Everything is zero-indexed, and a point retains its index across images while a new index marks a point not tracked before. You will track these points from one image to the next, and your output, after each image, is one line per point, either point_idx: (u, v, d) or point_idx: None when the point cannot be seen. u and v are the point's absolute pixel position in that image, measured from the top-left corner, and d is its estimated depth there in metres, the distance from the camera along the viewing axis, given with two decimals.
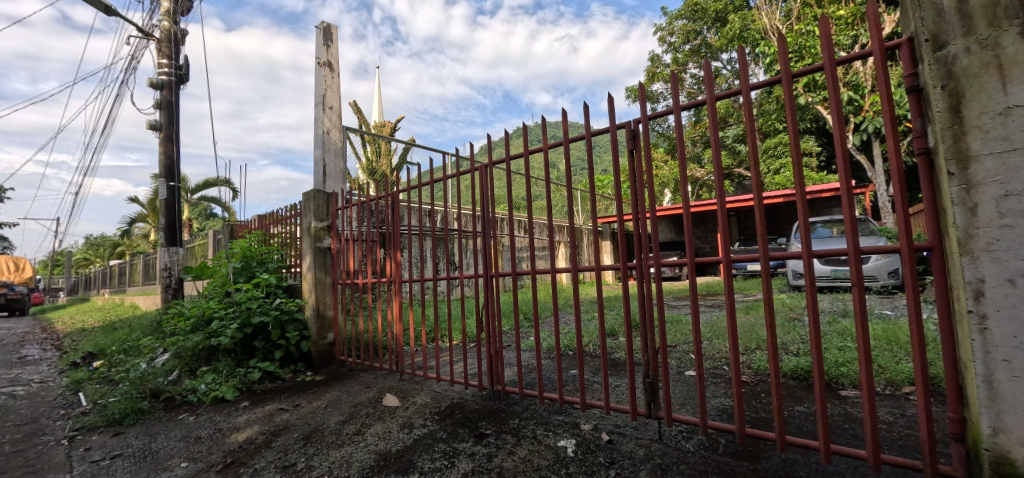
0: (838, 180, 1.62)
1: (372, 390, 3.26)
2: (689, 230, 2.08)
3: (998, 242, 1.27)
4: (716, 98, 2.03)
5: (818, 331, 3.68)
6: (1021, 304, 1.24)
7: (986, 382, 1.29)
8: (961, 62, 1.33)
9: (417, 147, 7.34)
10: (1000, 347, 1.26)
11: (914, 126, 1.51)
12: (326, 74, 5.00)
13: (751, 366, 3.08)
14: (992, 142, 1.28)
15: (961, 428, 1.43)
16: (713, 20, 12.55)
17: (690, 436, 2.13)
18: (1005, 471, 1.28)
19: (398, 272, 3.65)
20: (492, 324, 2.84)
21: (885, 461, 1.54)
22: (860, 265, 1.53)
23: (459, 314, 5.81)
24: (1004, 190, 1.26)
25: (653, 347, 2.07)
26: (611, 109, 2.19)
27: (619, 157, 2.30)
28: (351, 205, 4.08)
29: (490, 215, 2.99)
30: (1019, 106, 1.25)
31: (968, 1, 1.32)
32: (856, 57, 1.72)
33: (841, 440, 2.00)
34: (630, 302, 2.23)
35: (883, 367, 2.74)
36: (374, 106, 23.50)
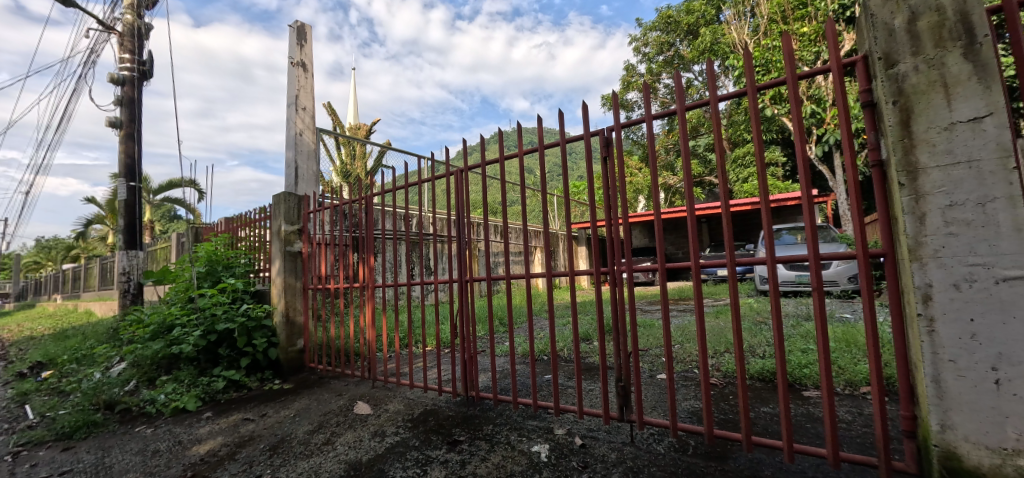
0: (800, 189, 1.68)
1: (343, 398, 3.18)
2: (661, 236, 2.12)
3: (943, 248, 1.35)
4: (686, 108, 2.09)
5: (783, 334, 3.81)
6: (965, 307, 1.32)
7: (934, 382, 1.36)
8: (911, 79, 1.41)
9: (392, 150, 7.27)
10: (947, 348, 1.34)
11: (869, 139, 1.59)
12: (300, 74, 4.90)
13: (720, 369, 3.16)
14: (938, 155, 1.37)
15: (913, 425, 1.51)
16: (685, 33, 12.94)
17: (661, 438, 2.17)
18: (953, 465, 1.35)
19: (372, 277, 3.59)
20: (467, 329, 2.82)
21: (843, 458, 1.60)
22: (820, 271, 1.59)
23: (433, 320, 5.76)
24: (949, 200, 1.35)
25: (625, 351, 2.10)
26: (586, 116, 2.23)
27: (593, 164, 2.33)
28: (323, 208, 3.99)
29: (465, 219, 2.98)
30: (962, 122, 1.34)
31: (917, 23, 1.41)
32: (816, 72, 1.80)
33: (804, 440, 2.07)
34: (603, 307, 2.25)
35: (843, 368, 2.86)
36: (349, 108, 23.12)
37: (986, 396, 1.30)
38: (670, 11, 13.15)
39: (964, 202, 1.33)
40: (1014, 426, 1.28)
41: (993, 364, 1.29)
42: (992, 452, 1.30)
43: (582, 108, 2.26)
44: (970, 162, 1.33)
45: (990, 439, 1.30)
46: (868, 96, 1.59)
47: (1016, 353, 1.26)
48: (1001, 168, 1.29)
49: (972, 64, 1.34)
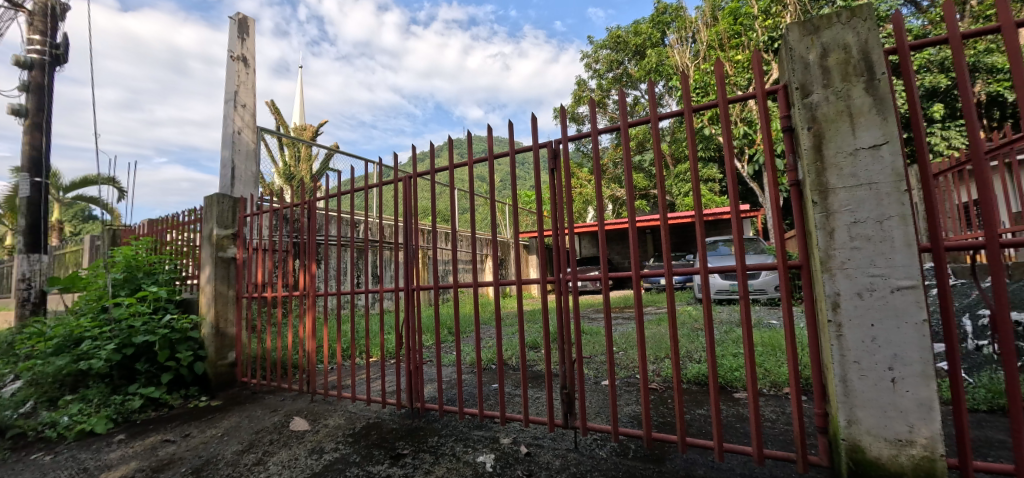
0: (729, 204, 1.81)
1: (278, 414, 3.00)
2: (605, 246, 2.19)
3: (849, 261, 1.50)
4: (629, 124, 2.18)
5: (717, 340, 4.05)
6: (866, 313, 1.47)
7: (842, 382, 1.50)
8: (822, 109, 1.56)
9: (339, 153, 7.02)
10: (852, 350, 1.49)
11: (788, 161, 1.74)
12: (240, 70, 4.63)
13: (659, 374, 3.30)
14: (845, 178, 1.52)
15: (825, 421, 1.65)
16: (633, 52, 13.57)
17: (604, 443, 2.23)
18: (858, 457, 1.49)
19: (313, 284, 3.43)
20: (412, 339, 2.76)
21: (766, 455, 1.73)
22: (746, 281, 1.71)
23: (378, 330, 5.61)
24: (853, 218, 1.50)
25: (569, 359, 2.14)
26: (534, 128, 2.29)
27: (542, 175, 2.38)
28: (262, 212, 3.78)
29: (413, 226, 2.93)
30: (863, 149, 1.50)
31: (827, 58, 1.57)
32: (744, 97, 1.95)
33: (732, 439, 2.21)
34: (549, 316, 2.29)
35: (767, 370, 3.09)
36: (294, 107, 22.10)
37: (884, 393, 1.45)
38: (619, 31, 13.75)
39: (865, 219, 1.49)
40: (906, 419, 1.43)
41: (889, 364, 1.45)
42: (889, 444, 1.45)
43: (532, 119, 2.31)
44: (870, 184, 1.49)
45: (888, 431, 1.45)
46: (787, 122, 1.75)
47: (908, 354, 1.43)
48: (895, 191, 1.46)
49: (871, 98, 1.51)
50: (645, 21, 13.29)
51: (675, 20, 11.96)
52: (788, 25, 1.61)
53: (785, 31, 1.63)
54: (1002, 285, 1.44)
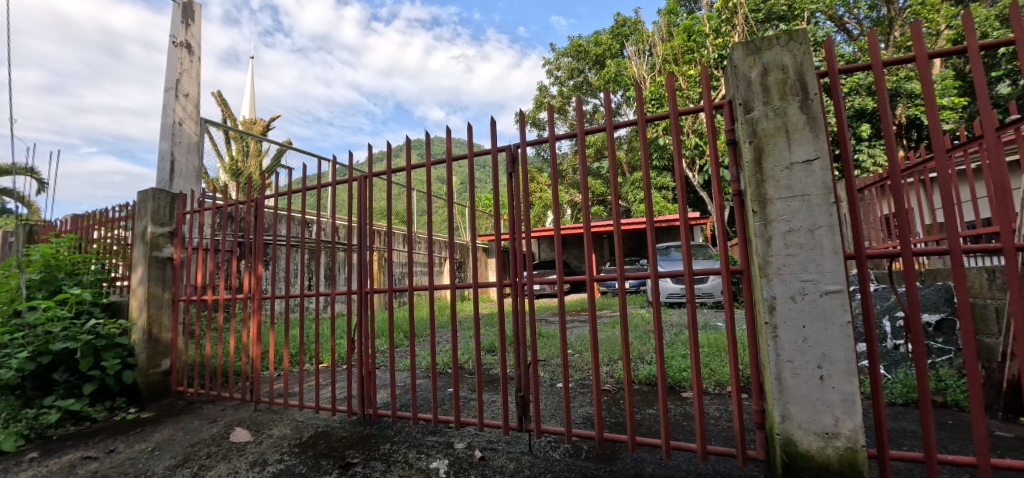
0: (677, 211, 1.89)
1: (217, 425, 2.83)
2: (561, 250, 2.23)
3: (784, 266, 1.60)
4: (586, 131, 2.24)
5: (666, 342, 4.20)
6: (799, 315, 1.58)
7: (777, 380, 1.60)
8: (762, 124, 1.67)
9: (291, 149, 6.73)
10: (786, 350, 1.59)
11: (732, 172, 1.85)
12: (183, 57, 4.34)
13: (611, 376, 3.38)
14: (782, 189, 1.63)
15: (762, 417, 1.76)
16: (593, 62, 13.91)
17: (558, 445, 2.26)
18: (791, 451, 1.59)
19: (259, 287, 3.26)
20: (365, 343, 2.68)
21: (709, 451, 1.81)
22: (693, 285, 1.79)
23: (329, 334, 5.42)
24: (788, 226, 1.61)
25: (525, 362, 2.16)
26: (493, 131, 2.30)
27: (500, 179, 2.38)
28: (204, 209, 3.55)
29: (368, 228, 2.84)
30: (797, 163, 1.62)
31: (767, 77, 1.68)
32: (693, 110, 2.05)
33: (679, 436, 2.31)
34: (505, 319, 2.30)
35: (712, 370, 3.24)
36: (244, 99, 20.98)
37: (814, 390, 1.56)
38: (580, 40, 14.07)
39: (799, 228, 1.60)
40: (832, 413, 1.55)
41: (818, 363, 1.56)
42: (818, 437, 1.56)
43: (491, 122, 2.32)
44: (803, 195, 1.60)
45: (817, 425, 1.56)
46: (732, 135, 1.85)
47: (834, 353, 1.54)
48: (824, 202, 1.58)
49: (805, 116, 1.63)
50: (605, 32, 13.66)
51: (633, 33, 12.38)
52: (733, 44, 1.70)
53: (731, 50, 1.74)
54: (914, 290, 1.59)
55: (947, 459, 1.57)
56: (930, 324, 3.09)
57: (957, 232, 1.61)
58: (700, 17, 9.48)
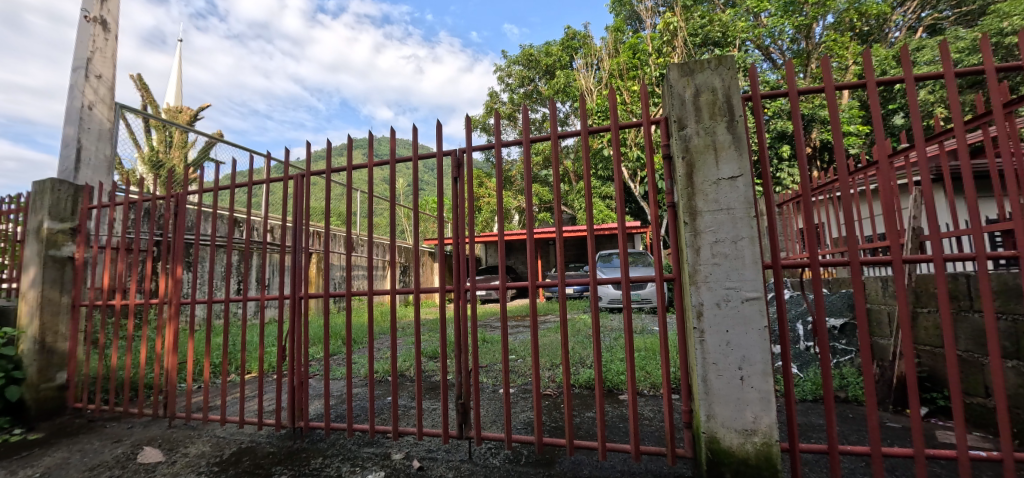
0: (616, 220, 1.96)
1: (123, 445, 2.55)
2: (505, 255, 2.25)
3: (711, 275, 1.72)
4: (532, 138, 2.28)
5: (605, 346, 4.34)
6: (723, 319, 1.69)
7: (703, 381, 1.70)
8: (693, 141, 1.78)
9: (222, 142, 6.27)
10: (712, 353, 1.70)
11: (667, 185, 1.95)
12: (97, 34, 3.92)
13: (552, 381, 3.43)
14: (710, 203, 1.74)
15: (690, 417, 1.86)
16: (543, 71, 14.19)
17: (498, 451, 2.25)
18: (715, 448, 1.70)
19: (178, 290, 2.98)
20: (297, 351, 2.54)
21: (642, 451, 1.89)
22: (629, 291, 1.86)
23: (258, 342, 5.08)
24: (715, 238, 1.73)
25: (466, 369, 2.15)
26: (439, 134, 2.28)
27: (445, 183, 2.36)
28: (114, 204, 3.21)
29: (303, 228, 2.69)
30: (723, 179, 1.74)
31: (699, 97, 1.79)
32: (633, 124, 2.15)
33: (614, 437, 2.39)
34: (447, 325, 2.26)
35: (647, 372, 3.39)
36: (170, 85, 19.35)
37: (735, 390, 1.68)
38: (532, 49, 14.31)
39: (724, 240, 1.72)
40: (751, 411, 1.67)
41: (739, 365, 1.68)
42: (738, 433, 1.68)
43: (437, 124, 2.29)
44: (728, 209, 1.72)
45: (738, 423, 1.68)
46: (667, 151, 1.96)
47: (753, 355, 1.67)
48: (746, 216, 1.71)
49: (732, 136, 1.75)
50: (555, 44, 13.95)
51: (582, 47, 12.74)
52: (670, 65, 1.80)
53: (667, 70, 1.84)
54: (821, 298, 1.75)
55: (847, 449, 1.74)
56: (835, 327, 3.43)
57: (856, 245, 1.80)
58: (645, 37, 9.94)
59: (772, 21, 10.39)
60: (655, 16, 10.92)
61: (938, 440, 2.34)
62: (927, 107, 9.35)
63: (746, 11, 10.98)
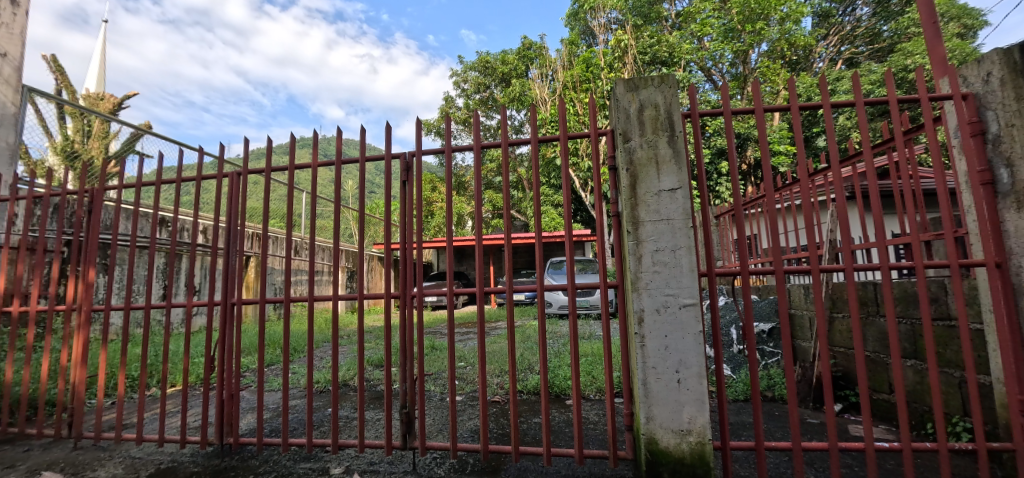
0: (564, 228, 2.01)
1: (15, 472, 2.25)
2: (453, 261, 2.24)
3: (652, 282, 1.79)
4: (483, 145, 2.29)
5: (553, 352, 4.40)
6: (662, 324, 1.77)
7: (643, 384, 1.77)
8: (637, 154, 1.86)
9: (150, 134, 5.78)
10: (652, 357, 1.77)
11: (612, 195, 2.02)
12: (2, 8, 3.49)
13: (499, 388, 3.43)
14: (651, 213, 1.82)
15: (631, 419, 1.93)
16: (499, 79, 14.30)
17: (442, 461, 2.22)
18: (653, 448, 1.76)
19: (90, 296, 2.70)
20: (229, 361, 2.37)
21: (586, 455, 1.93)
22: (575, 297, 1.90)
23: (184, 352, 4.69)
24: (655, 246, 1.80)
25: (411, 377, 2.10)
26: (388, 136, 2.24)
27: (392, 186, 2.31)
28: (15, 199, 2.85)
29: (237, 229, 2.52)
30: (664, 191, 1.82)
31: (643, 111, 1.88)
32: (581, 135, 2.21)
33: (559, 442, 2.42)
34: (392, 332, 2.21)
35: (593, 377, 3.47)
36: (91, 69, 17.65)
37: (672, 392, 1.75)
38: (488, 57, 14.37)
39: (664, 248, 1.80)
40: (687, 411, 1.75)
41: (676, 368, 1.76)
42: (675, 434, 1.75)
43: (386, 126, 2.25)
44: (668, 219, 1.81)
45: (675, 424, 1.75)
46: (612, 162, 2.04)
47: (689, 358, 1.75)
48: (684, 227, 1.80)
49: (672, 150, 1.84)
50: (511, 53, 14.08)
51: (537, 57, 12.95)
52: (616, 80, 1.88)
53: (614, 85, 1.91)
54: (750, 304, 1.87)
55: (772, 445, 1.86)
56: (763, 331, 3.68)
57: (781, 255, 1.94)
58: (597, 51, 10.26)
59: (714, 45, 11.07)
60: (607, 32, 11.31)
61: (850, 434, 2.57)
62: (844, 132, 10.34)
63: (690, 34, 11.66)
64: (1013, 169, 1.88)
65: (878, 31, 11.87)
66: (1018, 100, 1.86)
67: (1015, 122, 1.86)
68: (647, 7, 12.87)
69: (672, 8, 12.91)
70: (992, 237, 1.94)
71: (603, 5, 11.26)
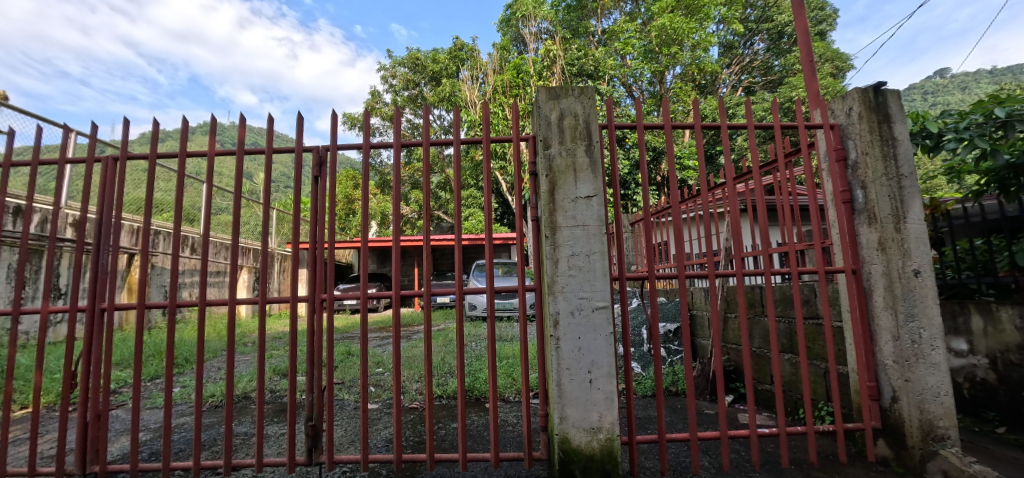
0: (484, 231, 2.00)
1: None
2: (369, 262, 2.13)
3: (567, 285, 1.85)
4: (404, 143, 2.21)
5: (474, 355, 4.38)
6: (576, 326, 1.83)
7: (558, 385, 1.81)
8: (556, 161, 1.91)
9: (3, 106, 4.86)
10: (566, 358, 1.82)
11: (532, 200, 2.06)
12: None
13: (416, 394, 3.34)
14: (568, 219, 1.88)
15: (546, 420, 1.97)
16: (429, 77, 14.03)
17: (352, 475, 2.10)
18: (566, 447, 1.81)
19: None
20: (96, 377, 2.04)
21: (502, 458, 1.93)
22: (493, 300, 1.91)
23: (41, 367, 3.99)
24: (571, 251, 1.86)
25: (318, 386, 1.96)
26: (300, 127, 2.09)
27: (303, 182, 2.15)
28: None
29: (111, 222, 2.18)
30: (580, 198, 1.89)
31: (562, 120, 1.93)
32: (504, 139, 2.23)
33: (475, 447, 2.41)
34: (298, 339, 2.04)
35: (512, 379, 3.51)
36: None
37: (585, 392, 1.82)
38: (418, 54, 14.05)
39: (579, 253, 1.87)
40: (598, 410, 1.82)
41: (589, 369, 1.82)
42: (586, 432, 1.82)
43: (299, 116, 2.10)
44: (584, 225, 1.88)
45: (587, 423, 1.82)
46: (533, 168, 2.07)
47: (600, 358, 1.83)
48: (598, 233, 1.88)
49: (589, 159, 1.92)
50: (442, 52, 13.85)
51: (468, 59, 12.91)
52: (538, 88, 1.92)
53: (536, 92, 1.95)
54: (656, 306, 1.99)
55: (673, 437, 2.00)
56: (669, 331, 3.97)
57: (684, 261, 2.09)
58: (528, 58, 10.47)
59: (635, 63, 11.80)
60: (537, 41, 11.59)
61: (738, 421, 2.86)
62: (740, 152, 11.57)
63: (614, 51, 12.36)
64: (866, 191, 2.21)
65: (770, 65, 13.48)
66: (871, 132, 2.19)
67: (868, 151, 2.19)
68: (576, 21, 13.38)
69: (598, 24, 13.53)
70: (850, 247, 2.27)
71: (535, 15, 11.54)
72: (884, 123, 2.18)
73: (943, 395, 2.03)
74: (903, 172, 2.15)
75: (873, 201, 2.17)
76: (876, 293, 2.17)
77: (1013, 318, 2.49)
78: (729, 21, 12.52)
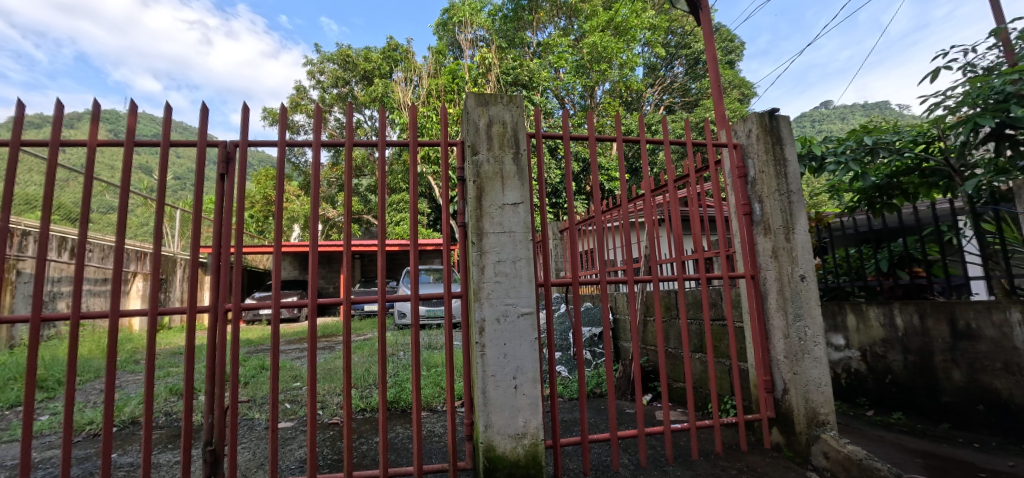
0: (409, 237, 1.94)
1: None
2: (281, 268, 1.98)
3: (494, 292, 1.85)
4: (324, 142, 2.09)
5: (401, 365, 4.23)
6: (502, 332, 1.84)
7: (483, 392, 1.80)
8: (484, 168, 1.91)
9: None
10: (492, 364, 1.81)
11: (459, 206, 2.04)
12: None
13: (336, 408, 3.16)
14: (495, 226, 1.88)
15: (471, 429, 1.94)
16: (361, 76, 13.49)
17: None
18: (490, 455, 1.80)
19: None
20: None
21: (425, 471, 1.87)
22: (418, 308, 1.85)
23: None
24: (498, 258, 1.87)
25: (220, 405, 1.79)
26: (204, 119, 1.90)
27: (206, 180, 1.95)
28: None
29: None
30: (507, 205, 1.90)
31: (491, 127, 1.94)
32: (432, 144, 2.19)
33: (397, 461, 2.31)
34: (196, 355, 1.84)
35: (439, 388, 3.44)
36: None
37: (509, 398, 1.82)
38: (349, 51, 13.47)
39: (506, 260, 1.88)
40: (522, 416, 1.83)
41: (513, 375, 1.83)
42: (511, 438, 1.82)
43: (204, 108, 1.91)
44: (510, 232, 1.89)
45: (511, 429, 1.82)
46: (460, 173, 2.05)
47: (524, 363, 1.85)
48: (525, 240, 1.90)
49: (516, 167, 1.94)
50: (375, 51, 13.40)
51: (402, 60, 12.58)
52: (467, 94, 1.91)
53: (466, 97, 1.94)
54: (580, 311, 2.06)
55: (594, 437, 2.06)
56: (594, 335, 4.12)
57: (606, 267, 2.18)
58: (463, 64, 10.46)
59: (567, 77, 12.23)
60: (473, 48, 11.61)
61: (654, 418, 3.03)
62: (661, 166, 12.39)
63: (548, 63, 12.72)
64: (762, 204, 2.45)
65: (688, 88, 14.66)
66: (767, 152, 2.44)
67: (764, 169, 2.44)
68: (512, 32, 13.61)
69: (533, 36, 13.86)
70: (750, 256, 2.51)
71: (471, 21, 11.56)
72: (777, 145, 2.45)
73: (823, 384, 2.30)
74: (792, 189, 2.42)
75: (767, 214, 2.42)
76: (770, 296, 2.41)
77: (878, 316, 2.89)
78: (652, 44, 13.41)
